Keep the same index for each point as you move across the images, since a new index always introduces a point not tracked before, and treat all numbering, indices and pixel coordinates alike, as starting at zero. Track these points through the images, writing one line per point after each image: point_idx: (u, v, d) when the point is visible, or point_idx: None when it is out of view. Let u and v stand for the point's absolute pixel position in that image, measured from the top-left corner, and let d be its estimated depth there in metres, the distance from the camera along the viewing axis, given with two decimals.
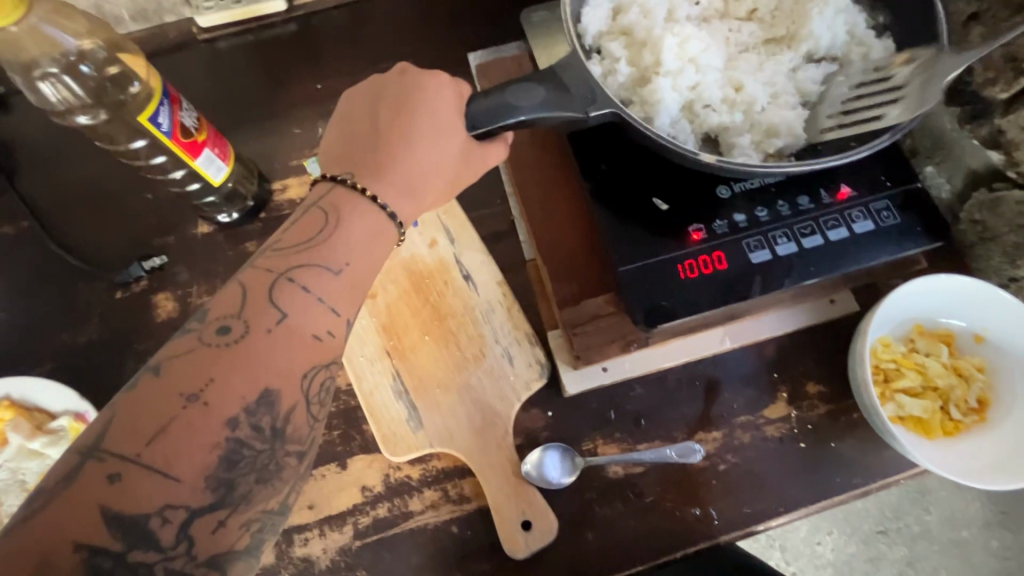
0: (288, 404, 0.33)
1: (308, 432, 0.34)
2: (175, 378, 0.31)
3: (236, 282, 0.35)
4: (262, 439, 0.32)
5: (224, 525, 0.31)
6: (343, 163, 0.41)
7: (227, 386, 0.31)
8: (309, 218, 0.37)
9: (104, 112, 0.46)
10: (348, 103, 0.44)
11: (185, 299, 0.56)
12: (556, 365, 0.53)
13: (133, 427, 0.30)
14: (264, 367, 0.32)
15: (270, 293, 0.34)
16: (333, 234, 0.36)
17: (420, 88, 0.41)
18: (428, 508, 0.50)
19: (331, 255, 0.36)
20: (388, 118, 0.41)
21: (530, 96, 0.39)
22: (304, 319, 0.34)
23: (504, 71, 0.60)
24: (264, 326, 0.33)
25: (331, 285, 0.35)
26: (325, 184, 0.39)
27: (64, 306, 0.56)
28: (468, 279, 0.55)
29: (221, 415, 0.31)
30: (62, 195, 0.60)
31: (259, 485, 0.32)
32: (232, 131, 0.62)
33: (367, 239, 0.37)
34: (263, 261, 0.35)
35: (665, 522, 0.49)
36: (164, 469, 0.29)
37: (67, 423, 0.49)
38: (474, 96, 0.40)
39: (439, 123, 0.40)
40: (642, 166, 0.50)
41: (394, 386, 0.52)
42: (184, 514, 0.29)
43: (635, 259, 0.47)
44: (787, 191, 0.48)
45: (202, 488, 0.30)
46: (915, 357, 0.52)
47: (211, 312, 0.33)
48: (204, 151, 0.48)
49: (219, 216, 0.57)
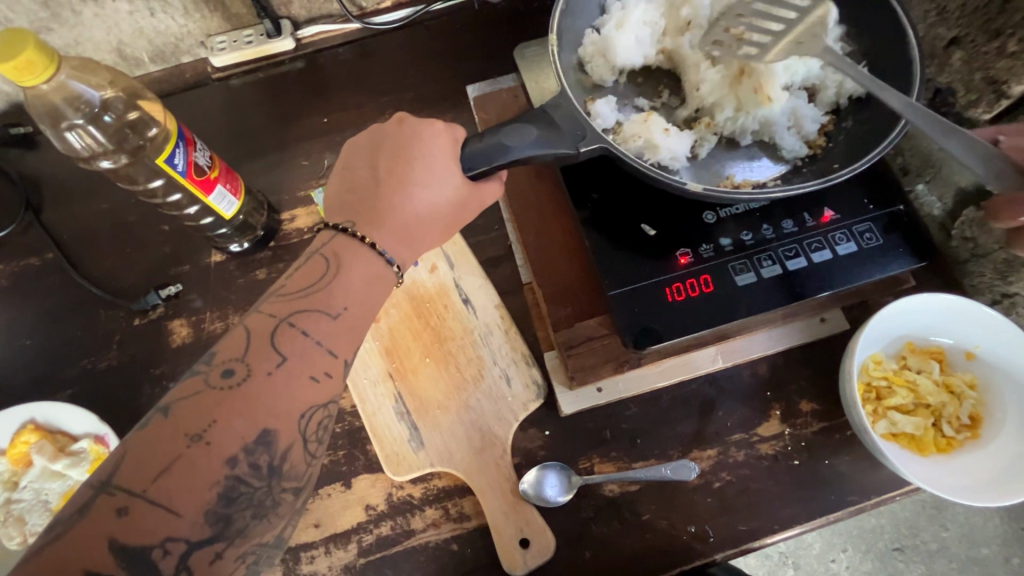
0: (284, 443, 0.35)
1: (304, 470, 0.37)
2: (181, 419, 0.33)
3: (242, 326, 0.37)
4: (260, 477, 0.34)
5: (221, 557, 0.33)
6: (344, 210, 0.43)
7: (230, 426, 0.34)
8: (310, 265, 0.40)
9: (125, 157, 0.49)
10: (349, 151, 0.46)
11: (199, 324, 0.59)
12: (552, 386, 0.55)
13: (141, 464, 0.32)
14: (264, 409, 0.35)
15: (273, 337, 0.36)
16: (333, 280, 0.39)
17: (417, 136, 0.44)
18: (430, 526, 0.51)
19: (330, 300, 0.38)
20: (387, 164, 0.44)
21: (522, 137, 0.42)
22: (303, 361, 0.36)
23: (501, 102, 0.63)
24: (264, 369, 0.35)
25: (330, 328, 0.38)
26: (327, 232, 0.41)
27: (87, 333, 0.59)
28: (466, 303, 0.57)
29: (222, 454, 0.33)
30: (85, 228, 0.64)
31: (256, 520, 0.34)
32: (244, 164, 0.66)
33: (366, 281, 0.40)
34: (268, 306, 0.38)
35: (661, 539, 0.50)
36: (167, 505, 0.31)
37: (87, 445, 0.52)
38: (468, 139, 0.43)
39: (437, 165, 0.43)
40: (631, 196, 0.52)
41: (395, 408, 0.54)
42: (184, 546, 0.32)
43: (626, 282, 0.49)
44: (772, 214, 0.50)
45: (202, 523, 0.32)
46: (906, 374, 0.52)
47: (217, 355, 0.36)
48: (217, 187, 0.51)
49: (231, 246, 0.60)
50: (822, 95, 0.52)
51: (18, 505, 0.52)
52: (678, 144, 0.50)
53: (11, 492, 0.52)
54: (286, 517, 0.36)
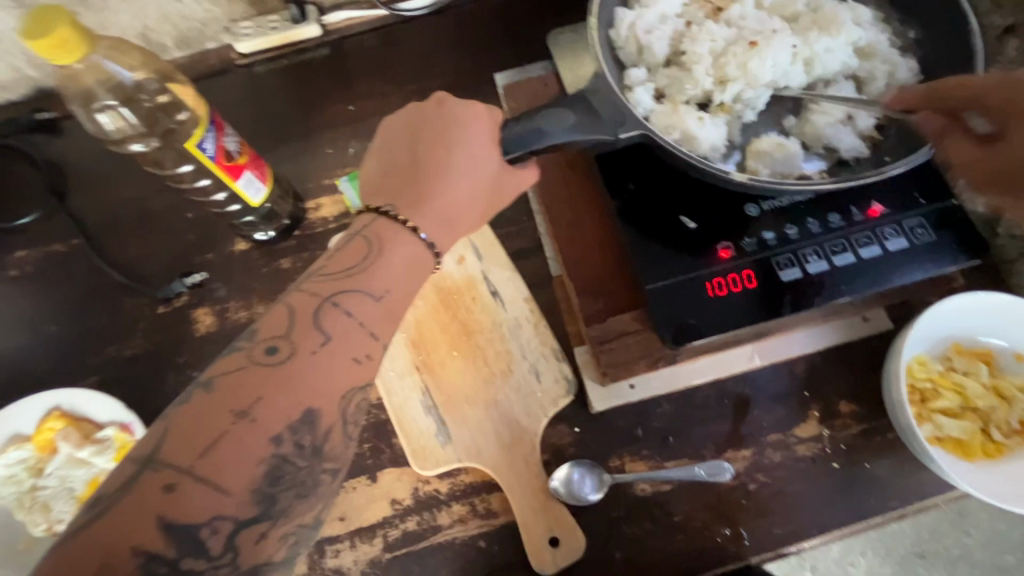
0: (327, 424, 0.34)
1: (343, 451, 0.35)
2: (226, 395, 0.32)
3: (282, 304, 0.36)
4: (303, 456, 0.33)
5: (265, 537, 0.32)
6: (382, 192, 0.42)
7: (274, 403, 0.32)
8: (352, 247, 0.38)
9: (155, 141, 0.48)
10: (386, 132, 0.45)
11: (223, 314, 0.58)
12: (583, 381, 0.54)
13: (186, 439, 0.31)
14: (307, 388, 0.34)
15: (315, 315, 0.35)
16: (376, 261, 0.38)
17: (457, 120, 0.42)
18: (457, 523, 0.50)
19: (372, 281, 0.37)
20: (426, 146, 0.42)
21: (561, 121, 0.41)
22: (345, 341, 0.35)
23: (530, 90, 0.61)
24: (308, 348, 0.34)
25: (371, 309, 0.37)
26: (368, 214, 0.40)
27: (112, 320, 0.59)
28: (495, 296, 0.56)
29: (267, 432, 0.32)
30: (110, 214, 0.63)
31: (298, 500, 0.33)
32: (269, 153, 0.65)
33: (406, 264, 0.39)
34: (310, 284, 0.37)
35: (694, 542, 0.49)
36: (215, 482, 0.30)
37: (113, 433, 0.51)
38: (505, 123, 0.41)
39: (474, 151, 0.41)
40: (670, 186, 0.50)
41: (423, 401, 0.53)
42: (231, 525, 0.31)
43: (664, 276, 0.47)
44: (817, 208, 0.48)
45: (248, 501, 0.31)
46: (954, 377, 0.50)
47: (259, 331, 0.34)
48: (245, 173, 0.50)
49: (256, 234, 0.59)
50: (870, 87, 0.50)
51: (43, 492, 0.51)
52: (715, 135, 0.48)
53: (35, 479, 0.52)
54: (326, 502, 0.35)
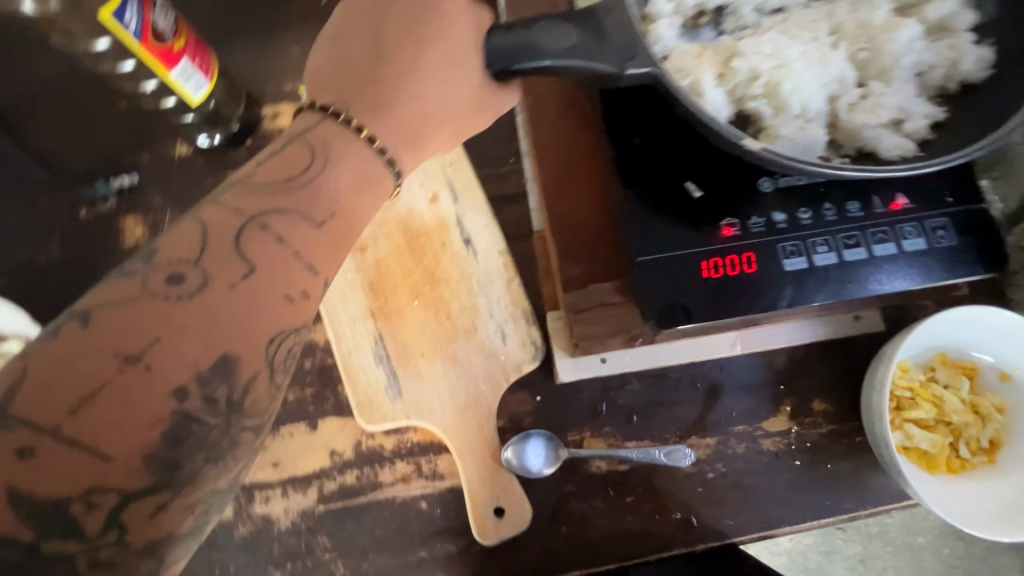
0: (249, 373, 0.28)
1: (268, 405, 0.30)
2: (112, 331, 0.26)
3: (194, 219, 0.30)
4: (216, 412, 0.28)
5: (164, 511, 0.27)
6: (335, 90, 0.35)
7: (177, 348, 0.26)
8: (290, 153, 0.32)
9: (54, 1, 0.38)
10: (343, 16, 0.37)
11: (156, 226, 0.51)
12: (551, 349, 0.49)
13: (50, 390, 0.25)
14: (225, 331, 0.28)
15: (237, 241, 0.29)
16: (320, 173, 0.32)
17: (431, 10, 0.35)
18: (399, 481, 0.47)
19: (314, 203, 0.31)
20: (391, 40, 0.35)
21: (560, 40, 0.33)
22: (275, 273, 0.29)
23: (538, 8, 0.53)
24: (226, 281, 0.28)
25: (309, 238, 0.31)
26: (311, 114, 0.34)
27: (24, 217, 0.51)
28: (468, 244, 0.50)
29: (166, 383, 0.26)
30: (25, 89, 0.53)
31: (209, 464, 0.28)
32: (223, 41, 0.55)
33: (359, 182, 0.33)
34: (232, 198, 0.30)
35: (641, 524, 0.47)
36: (90, 445, 0.25)
37: (17, 347, 0.45)
38: (493, 28, 0.34)
39: (450, 57, 0.35)
40: (675, 141, 0.44)
41: (375, 350, 0.48)
42: (116, 498, 0.25)
43: (657, 250, 0.42)
44: (836, 193, 0.43)
45: (138, 468, 0.26)
46: (933, 389, 0.48)
47: (160, 253, 0.28)
48: (182, 62, 0.42)
49: (198, 138, 0.51)
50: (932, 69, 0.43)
51: None
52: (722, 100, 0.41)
53: None
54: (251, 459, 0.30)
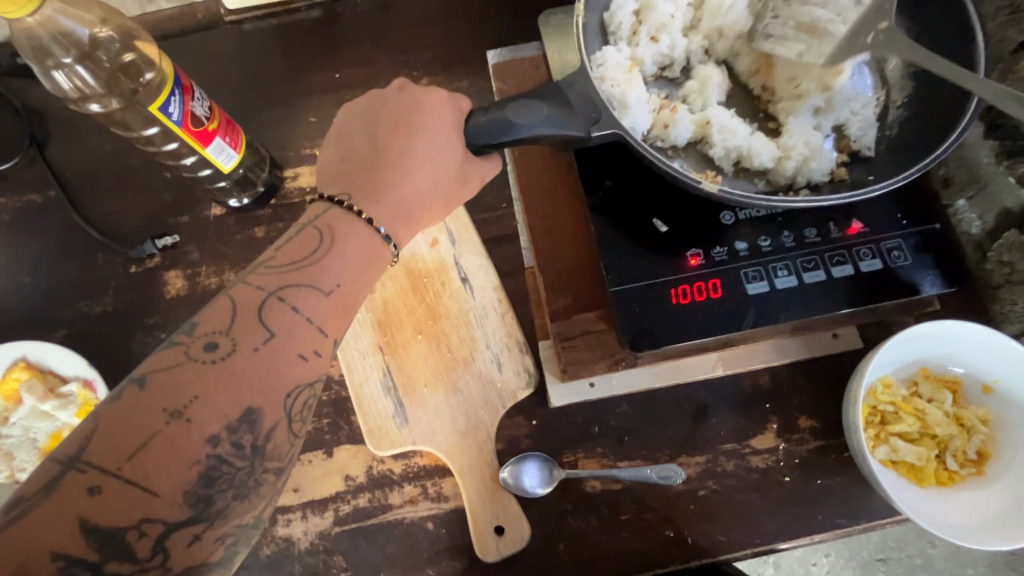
0: (269, 423, 0.33)
1: (287, 449, 0.35)
2: (160, 392, 0.31)
3: (226, 296, 0.35)
4: (242, 456, 0.32)
5: (199, 539, 0.31)
6: (341, 179, 0.41)
7: (211, 403, 0.32)
8: (303, 238, 0.38)
9: (115, 101, 0.47)
10: (346, 115, 0.44)
11: (194, 278, 0.58)
12: (544, 375, 0.53)
13: (111, 441, 0.30)
14: (252, 387, 0.33)
15: (259, 310, 0.35)
16: (328, 251, 0.37)
17: (418, 104, 0.42)
18: (408, 503, 0.51)
19: (323, 275, 0.37)
20: (387, 131, 0.42)
21: (531, 113, 0.39)
22: (292, 337, 0.35)
23: (520, 71, 0.59)
24: (251, 345, 0.34)
25: (319, 305, 0.36)
26: (321, 203, 0.39)
27: (84, 275, 0.59)
28: (465, 282, 0.56)
29: (203, 432, 0.31)
30: (89, 166, 0.62)
31: (236, 501, 0.32)
32: (250, 116, 0.63)
33: (363, 256, 0.38)
34: (256, 277, 0.36)
35: (636, 541, 0.49)
36: (143, 483, 0.30)
37: (76, 389, 0.52)
38: (471, 113, 0.41)
39: (439, 142, 0.41)
40: (646, 188, 0.49)
41: (384, 381, 0.53)
42: (161, 527, 0.30)
43: (631, 280, 0.46)
44: (794, 220, 0.47)
45: (179, 503, 0.30)
46: (916, 403, 0.50)
47: (200, 326, 0.34)
48: (215, 139, 0.49)
49: (230, 200, 0.58)
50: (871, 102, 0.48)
51: (7, 441, 0.52)
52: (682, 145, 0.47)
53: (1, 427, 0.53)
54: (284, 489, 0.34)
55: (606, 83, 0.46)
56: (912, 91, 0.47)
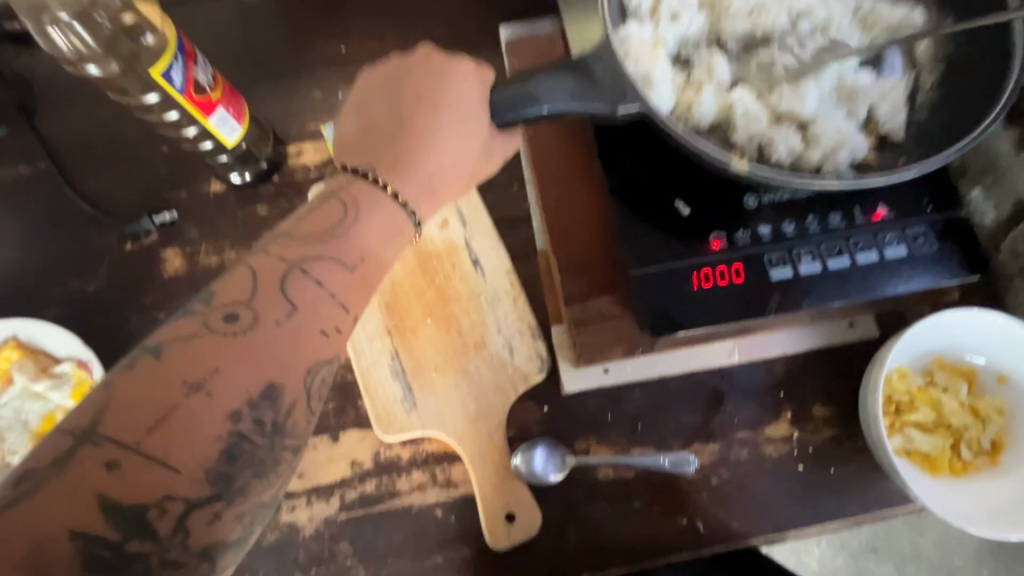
0: (290, 400, 0.32)
1: (305, 427, 0.33)
2: (178, 364, 0.30)
3: (246, 266, 0.33)
4: (263, 434, 0.31)
5: (220, 518, 0.30)
6: (359, 149, 0.39)
7: (234, 376, 0.30)
8: (327, 209, 0.36)
9: (114, 64, 0.44)
10: (362, 82, 0.42)
11: (194, 256, 0.56)
12: (557, 361, 0.52)
13: (130, 413, 0.28)
14: (273, 361, 0.31)
15: (281, 282, 0.33)
16: (352, 225, 0.35)
17: (442, 72, 0.40)
18: (416, 489, 0.50)
19: (346, 249, 0.35)
20: (408, 100, 0.40)
21: (558, 90, 0.37)
22: (313, 312, 0.33)
23: (535, 49, 0.58)
24: (273, 317, 0.32)
25: (343, 280, 0.34)
26: (344, 175, 0.38)
27: (77, 252, 0.57)
28: (476, 265, 0.54)
29: (225, 406, 0.30)
30: (81, 137, 0.60)
31: (257, 479, 0.31)
32: (251, 89, 0.61)
33: (386, 233, 0.37)
34: (277, 248, 0.34)
35: (650, 529, 0.49)
36: (165, 460, 0.28)
37: (70, 369, 0.50)
38: (497, 85, 0.38)
39: (464, 113, 0.39)
40: (668, 169, 0.48)
41: (392, 365, 0.52)
42: (182, 505, 0.28)
43: (652, 263, 0.45)
44: (819, 205, 0.46)
45: (201, 480, 0.29)
46: (931, 392, 0.50)
47: (217, 296, 0.32)
48: (218, 109, 0.47)
49: (231, 175, 0.56)
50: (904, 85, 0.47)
51: None
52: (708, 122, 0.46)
53: None
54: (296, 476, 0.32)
55: (630, 59, 0.45)
56: (940, 78, 0.46)
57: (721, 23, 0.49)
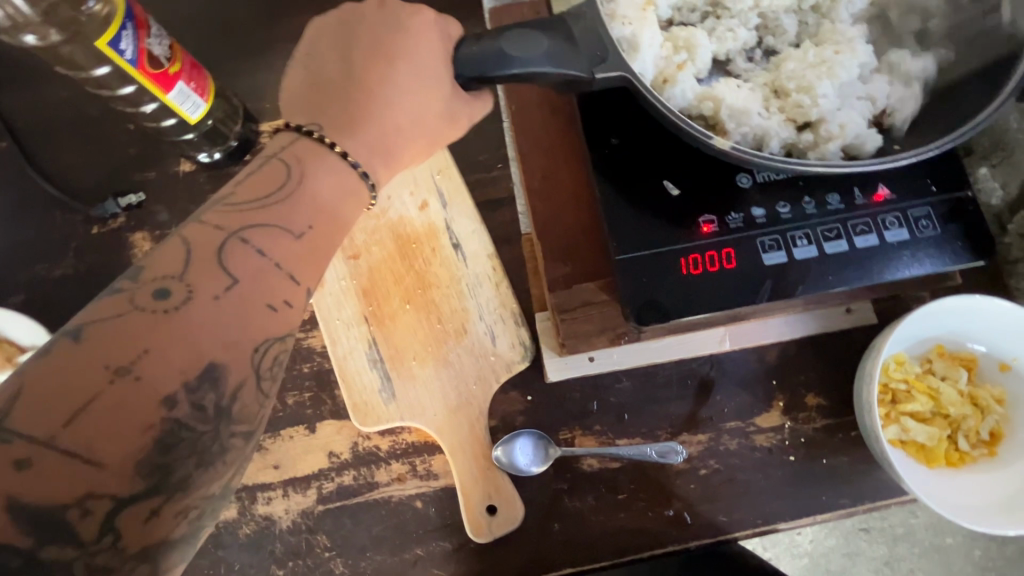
0: (236, 380, 0.30)
1: (257, 411, 0.31)
2: (101, 347, 0.27)
3: (181, 239, 0.31)
4: (205, 418, 0.29)
5: (159, 514, 0.27)
6: (309, 108, 0.36)
7: (168, 356, 0.28)
8: (268, 171, 0.34)
9: (56, 32, 0.41)
10: (315, 35, 0.39)
11: (162, 240, 0.53)
12: (540, 348, 0.50)
13: (45, 402, 0.25)
14: (214, 340, 0.29)
15: (219, 254, 0.31)
16: (297, 188, 0.33)
17: (401, 30, 0.37)
18: (395, 481, 0.48)
19: (291, 215, 0.33)
20: (364, 56, 0.37)
21: (531, 46, 0.34)
22: (258, 284, 0.31)
23: (518, 16, 0.54)
24: (211, 292, 0.30)
25: (289, 248, 0.33)
26: (288, 134, 0.36)
27: (42, 236, 0.54)
28: (457, 249, 0.52)
29: (157, 392, 0.27)
30: (42, 114, 0.57)
31: (207, 484, 0.29)
32: (220, 63, 0.57)
33: (335, 202, 0.35)
34: (213, 216, 0.32)
35: (634, 521, 0.47)
36: (85, 454, 0.25)
37: None
38: (462, 41, 0.36)
39: (421, 74, 0.36)
40: (656, 148, 0.45)
41: (369, 354, 0.50)
42: (110, 504, 0.26)
43: (638, 248, 0.43)
44: (816, 187, 0.43)
45: (132, 475, 0.26)
46: (929, 380, 0.48)
47: (147, 271, 0.29)
48: (178, 85, 0.44)
49: (199, 155, 0.53)
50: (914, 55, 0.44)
51: None
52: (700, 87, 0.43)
53: None
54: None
55: (617, 21, 0.42)
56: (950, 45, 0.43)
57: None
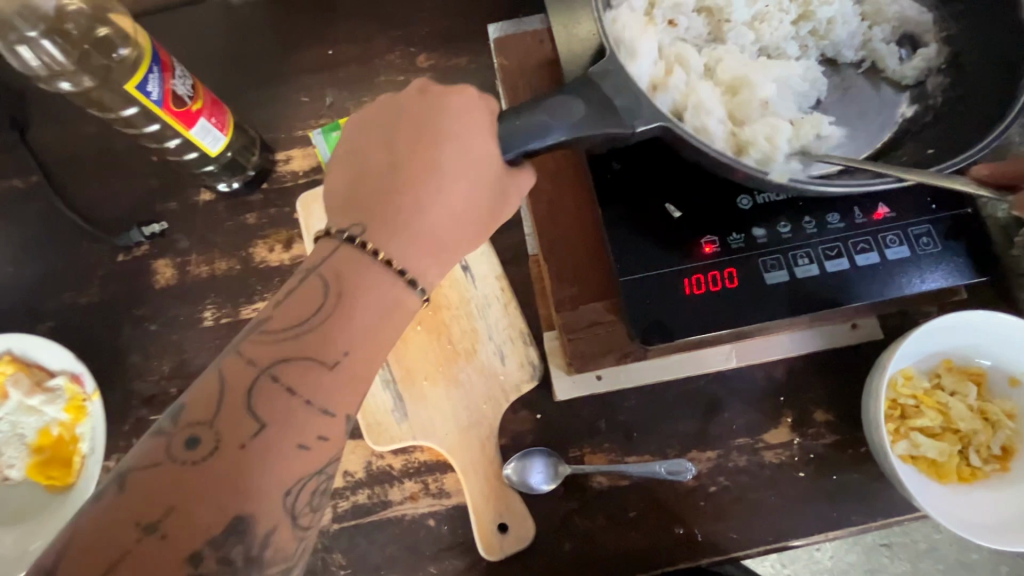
0: (263, 528, 0.31)
1: (291, 548, 0.33)
2: (135, 504, 0.29)
3: (216, 374, 0.33)
4: (231, 570, 0.30)
5: None
6: (350, 205, 0.37)
7: (191, 516, 0.29)
8: (308, 291, 0.35)
9: (88, 78, 0.43)
10: (356, 129, 0.40)
11: (184, 267, 0.56)
12: (548, 367, 0.51)
13: (87, 556, 0.28)
14: (241, 492, 0.30)
15: (249, 396, 0.32)
16: (332, 312, 0.34)
17: (444, 111, 0.38)
18: (408, 500, 0.49)
19: (329, 344, 0.34)
20: (408, 143, 0.38)
21: (567, 112, 0.35)
22: (288, 427, 0.32)
23: (523, 46, 0.56)
24: (238, 440, 0.31)
25: (323, 382, 0.33)
26: (331, 241, 0.36)
27: (70, 265, 0.57)
28: (467, 271, 0.53)
29: (180, 550, 0.29)
30: (71, 149, 0.60)
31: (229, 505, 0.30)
32: (239, 96, 0.60)
33: (381, 311, 0.35)
34: (248, 347, 0.33)
35: (645, 539, 0.48)
36: None
37: (63, 383, 0.50)
38: (501, 117, 0.37)
39: (467, 159, 0.37)
40: (657, 170, 0.46)
41: (381, 374, 0.51)
42: None
43: (641, 269, 0.44)
44: (816, 207, 0.44)
45: None
46: (938, 396, 0.48)
47: (184, 415, 0.31)
48: (199, 121, 0.47)
49: (219, 184, 0.56)
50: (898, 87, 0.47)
51: None
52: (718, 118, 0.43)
53: None
54: (278, 498, 0.32)
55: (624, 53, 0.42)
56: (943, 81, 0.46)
57: (718, 26, 0.47)
